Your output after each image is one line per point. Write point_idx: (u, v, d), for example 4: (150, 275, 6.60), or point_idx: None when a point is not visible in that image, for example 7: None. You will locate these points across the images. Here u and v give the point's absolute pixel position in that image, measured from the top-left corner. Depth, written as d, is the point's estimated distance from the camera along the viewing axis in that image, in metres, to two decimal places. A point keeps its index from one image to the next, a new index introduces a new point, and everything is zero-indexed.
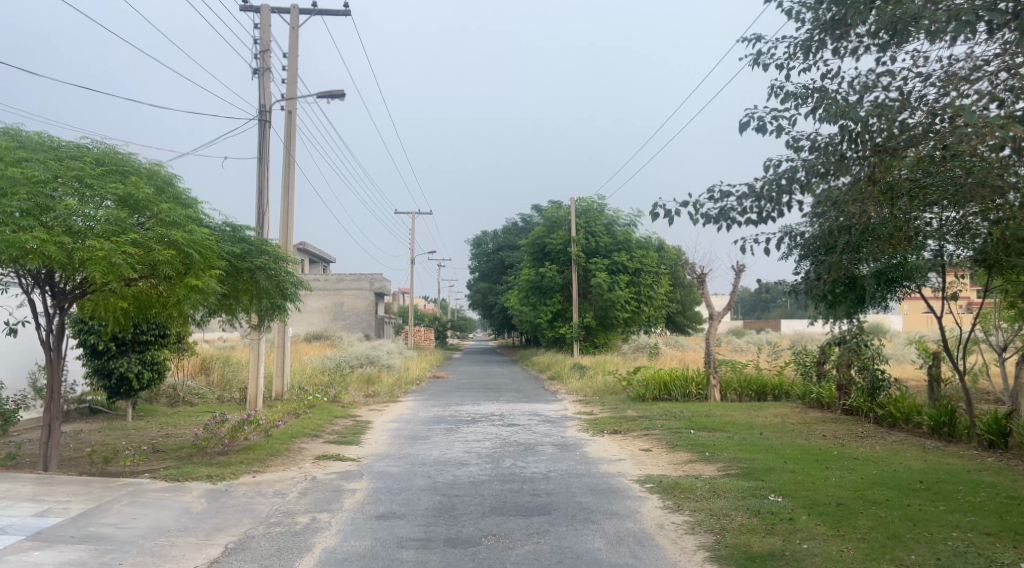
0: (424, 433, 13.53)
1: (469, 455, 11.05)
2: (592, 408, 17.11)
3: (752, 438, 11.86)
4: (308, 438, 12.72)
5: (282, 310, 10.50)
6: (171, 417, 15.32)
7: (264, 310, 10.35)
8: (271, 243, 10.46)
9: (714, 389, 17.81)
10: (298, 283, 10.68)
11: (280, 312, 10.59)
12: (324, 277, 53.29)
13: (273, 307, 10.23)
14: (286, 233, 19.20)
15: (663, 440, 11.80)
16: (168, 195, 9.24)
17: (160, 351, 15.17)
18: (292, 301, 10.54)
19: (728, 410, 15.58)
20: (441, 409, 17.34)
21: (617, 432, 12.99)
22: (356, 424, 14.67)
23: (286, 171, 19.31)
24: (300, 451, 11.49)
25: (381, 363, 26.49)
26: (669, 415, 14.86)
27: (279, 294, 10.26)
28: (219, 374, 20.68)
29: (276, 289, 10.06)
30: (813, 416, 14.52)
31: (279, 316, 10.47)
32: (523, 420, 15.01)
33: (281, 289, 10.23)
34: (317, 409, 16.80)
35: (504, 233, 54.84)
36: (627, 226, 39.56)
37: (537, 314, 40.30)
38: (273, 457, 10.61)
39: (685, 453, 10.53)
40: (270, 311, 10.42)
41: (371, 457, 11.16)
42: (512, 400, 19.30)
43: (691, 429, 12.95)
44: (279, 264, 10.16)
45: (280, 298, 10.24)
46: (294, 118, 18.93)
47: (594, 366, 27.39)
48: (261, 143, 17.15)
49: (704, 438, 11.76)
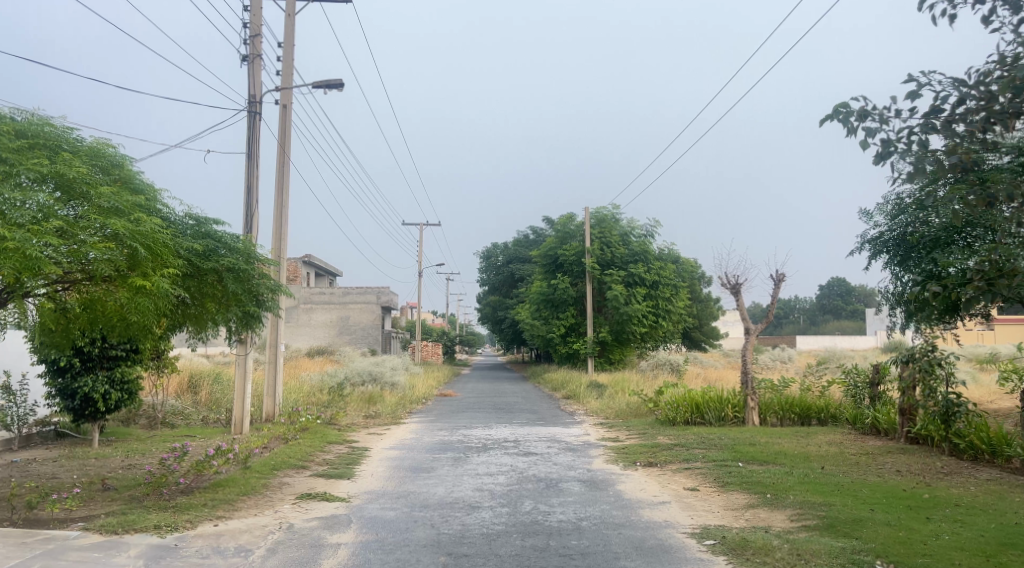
0: (428, 464, 11.72)
1: (480, 495, 9.24)
2: (617, 433, 15.31)
3: (815, 474, 10.02)
4: (293, 470, 10.95)
5: (257, 321, 8.76)
6: (143, 443, 13.58)
7: (235, 320, 8.62)
8: (244, 240, 8.77)
9: (752, 412, 16.06)
10: (277, 289, 8.97)
11: (254, 323, 8.85)
12: (330, 290, 51.60)
13: (244, 317, 8.50)
14: (281, 240, 17.52)
15: (710, 476, 9.96)
16: (113, 177, 7.56)
17: (132, 368, 13.42)
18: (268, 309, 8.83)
19: (774, 439, 13.74)
20: (447, 433, 15.56)
21: (652, 465, 11.18)
22: (352, 452, 12.91)
23: (280, 171, 17.62)
24: (281, 486, 9.72)
25: (383, 381, 24.69)
26: (709, 444, 13.10)
27: (250, 300, 8.53)
28: (207, 393, 18.98)
29: (246, 293, 8.35)
30: (874, 445, 12.73)
31: (253, 328, 8.73)
32: (540, 448, 13.20)
33: (253, 293, 8.51)
34: (310, 433, 15.04)
35: (515, 245, 53.20)
36: (645, 237, 37.78)
37: (549, 329, 38.51)
38: (246, 497, 8.86)
39: (741, 495, 8.69)
40: (242, 322, 8.69)
41: (363, 496, 9.37)
42: (527, 423, 17.48)
43: (740, 461, 11.10)
44: (253, 265, 8.48)
45: (252, 305, 8.51)
46: (289, 112, 17.28)
47: (612, 384, 25.62)
48: (250, 136, 15.24)
49: (759, 474, 9.91)
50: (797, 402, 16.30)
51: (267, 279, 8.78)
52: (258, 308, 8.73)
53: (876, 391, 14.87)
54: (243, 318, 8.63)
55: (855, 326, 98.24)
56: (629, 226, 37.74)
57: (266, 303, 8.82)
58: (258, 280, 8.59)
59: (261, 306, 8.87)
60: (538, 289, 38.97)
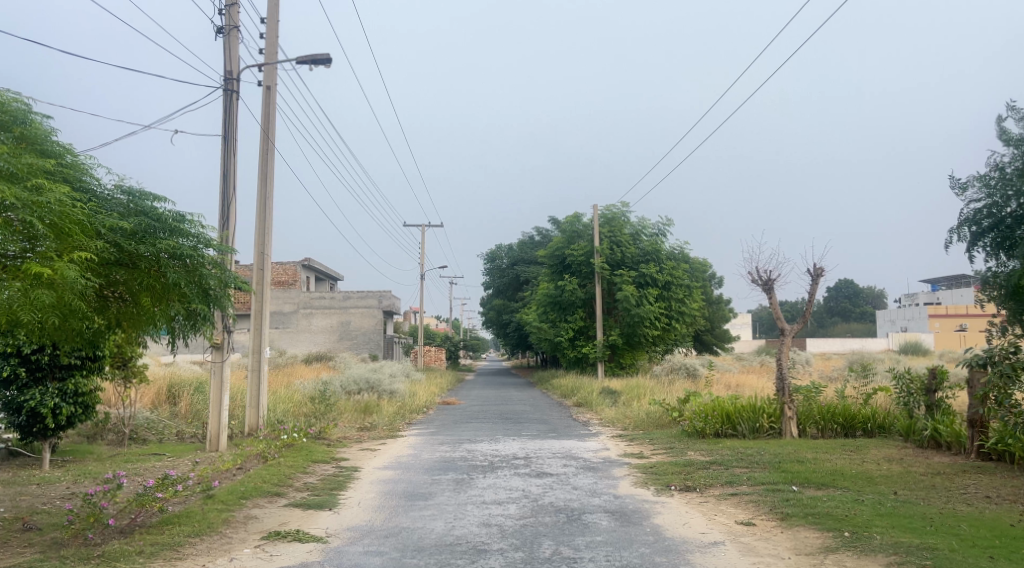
0: (426, 490, 10.01)
1: (488, 534, 7.57)
2: (640, 448, 13.61)
3: (891, 502, 8.32)
4: (268, 498, 9.26)
5: (206, 321, 7.11)
6: (103, 463, 11.88)
7: (180, 321, 6.97)
8: (194, 220, 7.09)
9: (790, 422, 14.36)
10: (232, 280, 7.32)
11: (203, 324, 7.20)
12: (330, 294, 49.86)
13: (190, 315, 6.85)
14: (265, 234, 15.85)
15: (765, 506, 8.27)
16: (17, 136, 5.86)
17: (88, 378, 11.73)
18: (219, 306, 7.20)
19: (823, 455, 12.03)
20: (449, 449, 13.88)
21: (690, 490, 9.48)
22: (339, 474, 11.21)
23: (264, 158, 15.92)
24: (247, 521, 8.04)
25: (381, 389, 23.03)
26: (750, 462, 11.43)
27: (198, 294, 6.88)
28: (187, 404, 17.31)
29: (191, 285, 6.67)
30: (940, 463, 11.09)
31: (201, 329, 7.09)
32: (555, 467, 11.48)
33: (202, 286, 6.88)
34: (294, 450, 13.35)
35: (520, 247, 51.62)
36: (656, 236, 36.04)
37: (557, 332, 36.81)
38: (197, 539, 7.18)
39: (813, 535, 7.01)
40: (188, 321, 7.04)
41: (345, 534, 7.68)
42: (537, 435, 15.77)
43: (794, 485, 9.38)
44: (201, 251, 6.83)
45: (199, 300, 6.87)
46: (273, 94, 15.60)
47: (626, 391, 23.91)
48: (228, 117, 13.45)
49: (824, 503, 8.22)
50: (839, 411, 14.64)
51: (216, 267, 7.14)
52: (208, 304, 7.06)
53: (934, 399, 13.31)
54: (189, 317, 6.98)
55: (864, 329, 96.44)
56: (639, 224, 36.02)
57: (217, 299, 7.18)
58: (207, 269, 6.94)
59: (212, 303, 7.22)
60: (545, 290, 37.29)
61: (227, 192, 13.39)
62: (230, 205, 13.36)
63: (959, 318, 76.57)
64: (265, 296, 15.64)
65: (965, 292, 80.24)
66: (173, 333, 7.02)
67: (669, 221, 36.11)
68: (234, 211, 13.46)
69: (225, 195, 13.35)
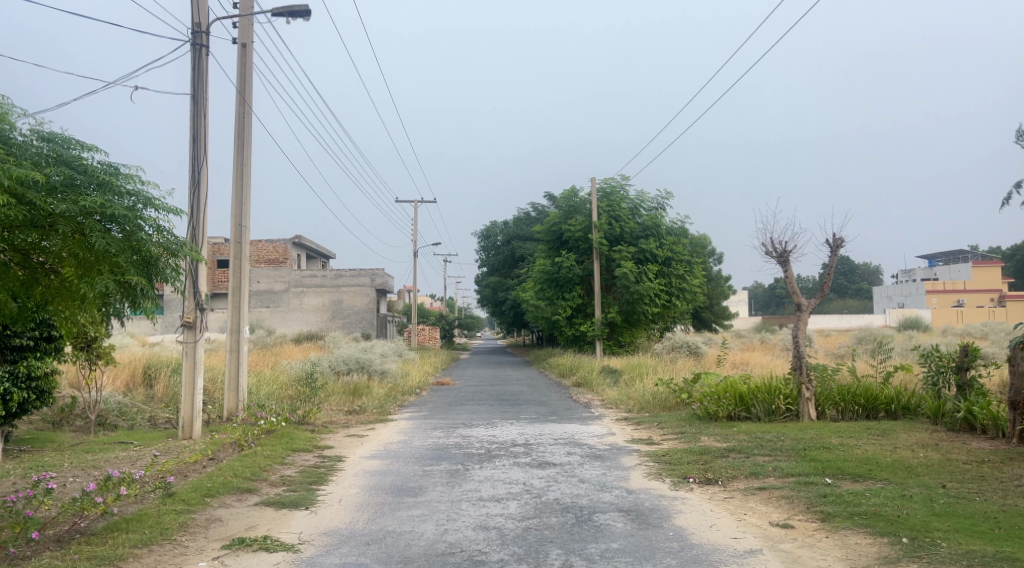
0: (417, 483, 8.98)
1: (485, 540, 6.54)
2: (649, 433, 12.62)
3: (945, 498, 7.33)
4: (238, 496, 8.20)
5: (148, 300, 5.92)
6: (62, 453, 10.80)
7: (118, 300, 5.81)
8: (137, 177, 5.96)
9: (808, 404, 13.39)
10: (180, 249, 6.18)
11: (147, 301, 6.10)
12: (322, 272, 48.72)
13: (127, 291, 5.70)
14: (244, 204, 14.73)
15: (801, 504, 7.25)
16: None
17: (42, 361, 10.62)
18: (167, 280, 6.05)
19: (850, 441, 11.05)
20: (442, 435, 12.87)
21: (712, 483, 8.46)
22: (321, 465, 10.18)
23: (240, 123, 14.77)
24: (209, 524, 6.99)
25: (372, 369, 22.00)
26: (772, 450, 10.45)
27: (135, 264, 5.75)
28: (163, 387, 16.24)
29: (124, 254, 5.56)
30: (981, 448, 10.12)
31: (144, 306, 5.90)
32: (558, 455, 10.48)
33: (142, 255, 5.75)
34: (275, 436, 12.29)
35: (516, 223, 50.49)
36: (655, 210, 34.87)
37: (555, 310, 35.83)
38: (143, 551, 6.13)
39: (865, 542, 6.02)
40: (127, 300, 5.86)
41: (319, 540, 6.63)
42: (536, 419, 14.76)
43: (828, 477, 8.36)
44: (139, 211, 5.70)
45: (138, 273, 5.73)
46: (250, 53, 14.43)
47: (628, 370, 22.94)
48: (197, 74, 12.28)
49: (870, 500, 7.20)
50: (860, 391, 13.69)
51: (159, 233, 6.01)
52: (151, 278, 5.93)
53: (965, 378, 12.32)
54: (128, 294, 5.79)
55: (861, 305, 95.81)
56: (638, 197, 34.82)
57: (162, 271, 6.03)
58: (147, 234, 5.82)
59: (157, 276, 6.08)
60: (541, 267, 36.20)
61: (199, 157, 12.24)
62: (201, 172, 12.20)
63: (956, 293, 75.83)
64: (244, 271, 14.58)
65: (964, 267, 79.45)
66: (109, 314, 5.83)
67: (668, 194, 34.96)
68: (206, 179, 12.33)
69: (195, 160, 12.21)
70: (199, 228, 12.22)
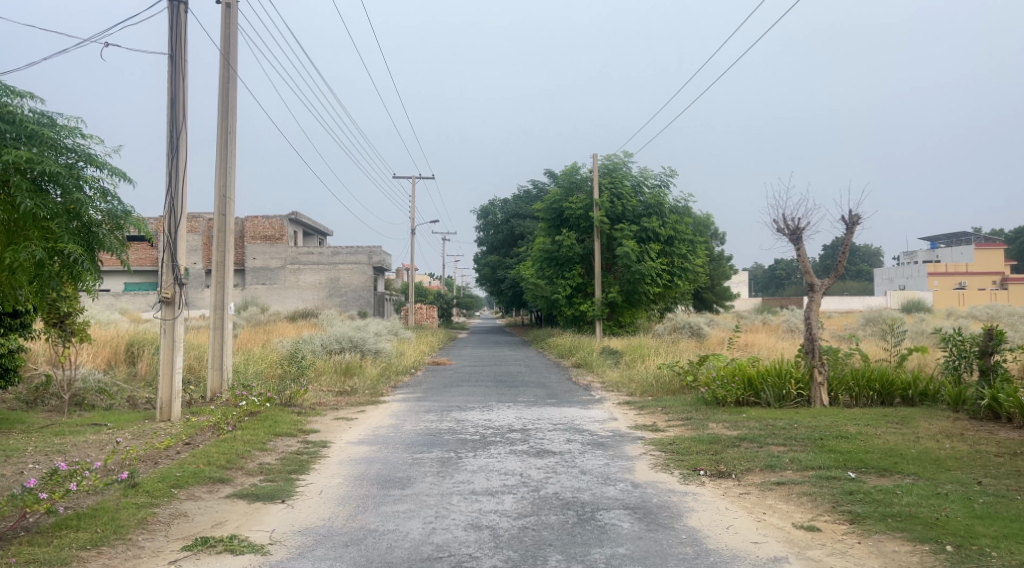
0: (405, 474, 8.29)
1: (476, 542, 5.86)
2: (654, 419, 11.95)
3: (985, 497, 6.66)
4: (209, 486, 7.52)
5: (87, 269, 6.09)
6: (27, 436, 10.11)
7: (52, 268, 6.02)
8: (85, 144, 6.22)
9: (821, 388, 12.75)
10: (121, 217, 6.41)
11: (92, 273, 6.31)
12: (318, 249, 47.96)
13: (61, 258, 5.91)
14: (229, 174, 13.95)
15: (825, 503, 6.58)
16: None
17: (6, 338, 9.93)
18: (106, 249, 6.27)
19: (869, 429, 10.39)
20: (436, 419, 12.19)
21: (725, 477, 7.79)
22: (305, 451, 9.50)
23: (225, 87, 13.98)
24: (172, 521, 6.31)
25: (366, 348, 21.33)
26: (787, 439, 9.79)
27: (72, 234, 5.95)
28: (146, 365, 15.59)
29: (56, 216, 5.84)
30: (1010, 439, 9.46)
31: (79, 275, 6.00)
32: (558, 443, 9.82)
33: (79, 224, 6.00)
34: (258, 419, 11.62)
35: (516, 200, 49.69)
36: (659, 187, 34.06)
37: (554, 289, 35.15)
38: (92, 554, 5.45)
39: (904, 551, 5.38)
40: (64, 267, 6.03)
41: (293, 541, 5.95)
42: (534, 401, 14.12)
43: (852, 471, 7.69)
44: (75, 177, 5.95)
45: (73, 241, 5.93)
46: (234, 12, 13.61)
47: (629, 351, 22.25)
48: (176, 32, 11.48)
49: (901, 499, 6.52)
50: (876, 375, 13.04)
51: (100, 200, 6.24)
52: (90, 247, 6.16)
53: (988, 363, 11.65)
54: (64, 263, 5.94)
55: (861, 287, 95.21)
56: (641, 175, 34.00)
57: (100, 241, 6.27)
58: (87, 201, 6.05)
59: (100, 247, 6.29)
60: (541, 246, 35.46)
61: (177, 120, 11.46)
62: (180, 136, 11.43)
63: (958, 276, 75.30)
64: (229, 244, 13.86)
65: (966, 249, 78.85)
66: (46, 283, 5.97)
67: (672, 172, 34.17)
68: (186, 143, 11.57)
69: (173, 124, 11.44)
70: (177, 196, 11.48)
